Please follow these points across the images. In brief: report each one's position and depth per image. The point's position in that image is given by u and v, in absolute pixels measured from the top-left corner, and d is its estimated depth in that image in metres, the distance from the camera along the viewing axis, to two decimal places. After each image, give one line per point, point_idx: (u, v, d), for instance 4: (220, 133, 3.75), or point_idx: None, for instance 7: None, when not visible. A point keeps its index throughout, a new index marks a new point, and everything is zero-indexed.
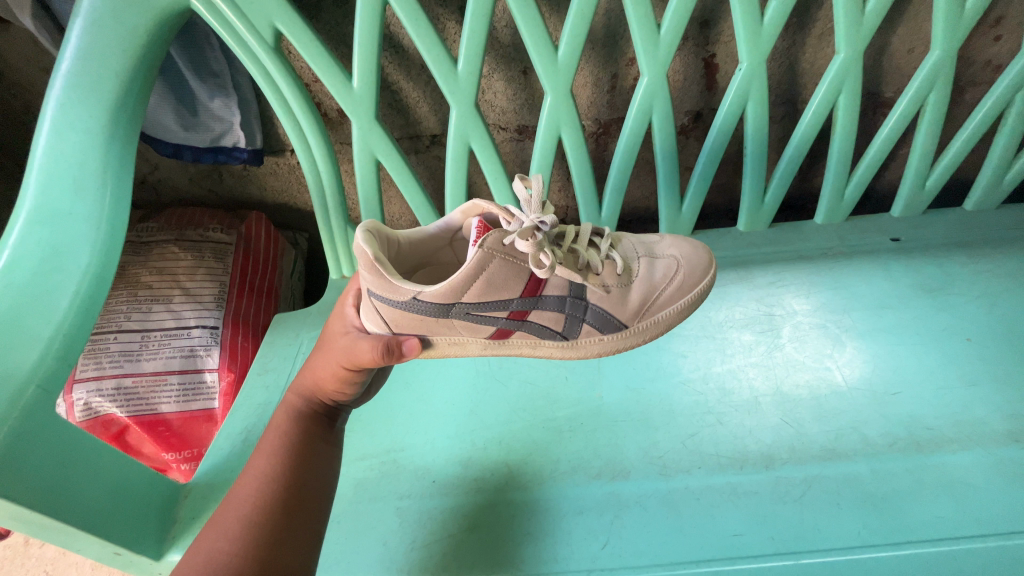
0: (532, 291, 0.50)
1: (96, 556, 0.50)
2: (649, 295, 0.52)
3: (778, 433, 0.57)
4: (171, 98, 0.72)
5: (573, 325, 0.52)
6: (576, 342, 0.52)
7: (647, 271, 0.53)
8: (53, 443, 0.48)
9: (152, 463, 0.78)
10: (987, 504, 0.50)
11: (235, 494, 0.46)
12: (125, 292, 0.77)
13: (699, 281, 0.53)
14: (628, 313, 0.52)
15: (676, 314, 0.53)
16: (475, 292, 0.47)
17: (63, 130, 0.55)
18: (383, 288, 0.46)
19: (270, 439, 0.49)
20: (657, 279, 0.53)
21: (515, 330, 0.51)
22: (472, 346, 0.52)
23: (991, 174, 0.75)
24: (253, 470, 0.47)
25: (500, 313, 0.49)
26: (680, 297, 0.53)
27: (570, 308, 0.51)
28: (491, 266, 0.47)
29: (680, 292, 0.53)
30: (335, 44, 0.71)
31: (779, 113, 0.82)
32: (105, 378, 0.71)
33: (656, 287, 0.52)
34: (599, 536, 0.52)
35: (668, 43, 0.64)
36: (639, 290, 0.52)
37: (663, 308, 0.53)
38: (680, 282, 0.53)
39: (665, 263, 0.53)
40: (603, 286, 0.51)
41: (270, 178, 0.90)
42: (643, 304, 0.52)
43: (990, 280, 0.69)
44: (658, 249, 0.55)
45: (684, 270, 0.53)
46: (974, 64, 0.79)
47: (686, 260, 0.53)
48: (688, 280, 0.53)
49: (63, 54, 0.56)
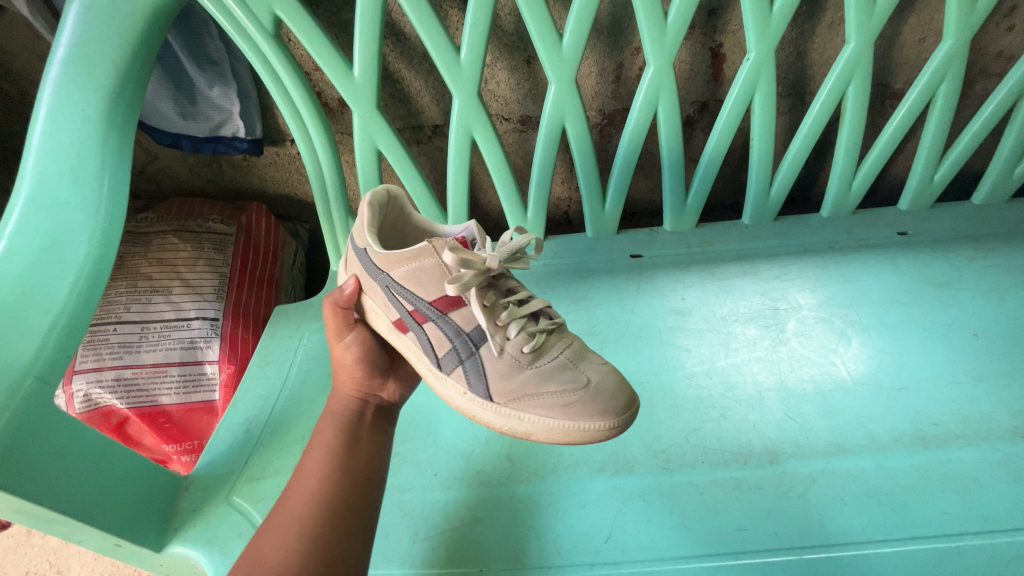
0: (443, 304, 0.47)
1: (97, 547, 0.50)
2: (529, 390, 0.44)
3: (782, 428, 0.57)
4: (169, 87, 0.71)
5: (451, 359, 0.47)
6: (443, 377, 0.47)
7: (548, 371, 0.45)
8: (52, 435, 0.47)
9: (152, 455, 0.77)
10: (994, 500, 0.50)
11: (290, 494, 0.46)
12: (124, 283, 0.76)
13: (593, 413, 0.43)
14: (501, 390, 0.45)
15: (546, 430, 0.44)
16: (401, 273, 0.47)
17: (59, 118, 0.55)
18: (359, 234, 0.50)
19: (316, 444, 0.50)
20: (549, 384, 0.44)
21: (410, 329, 0.48)
22: (380, 322, 0.51)
23: (1001, 167, 0.74)
24: (304, 474, 0.47)
25: (405, 305, 0.47)
26: (561, 414, 0.43)
27: (459, 342, 0.47)
28: (423, 262, 0.46)
29: (562, 408, 0.43)
30: (336, 32, 0.70)
31: (786, 104, 0.81)
32: (104, 370, 0.71)
33: (542, 390, 0.44)
34: (602, 530, 0.52)
35: (675, 31, 0.62)
36: (523, 378, 0.45)
37: (537, 412, 0.44)
38: (573, 401, 0.43)
39: (573, 377, 0.45)
40: (500, 347, 0.46)
41: (270, 168, 0.89)
42: (518, 393, 0.45)
43: (998, 275, 0.69)
44: (589, 364, 0.46)
45: (584, 394, 0.43)
46: (986, 55, 0.77)
47: (604, 393, 0.44)
48: (581, 406, 0.43)
49: (59, 42, 0.55)
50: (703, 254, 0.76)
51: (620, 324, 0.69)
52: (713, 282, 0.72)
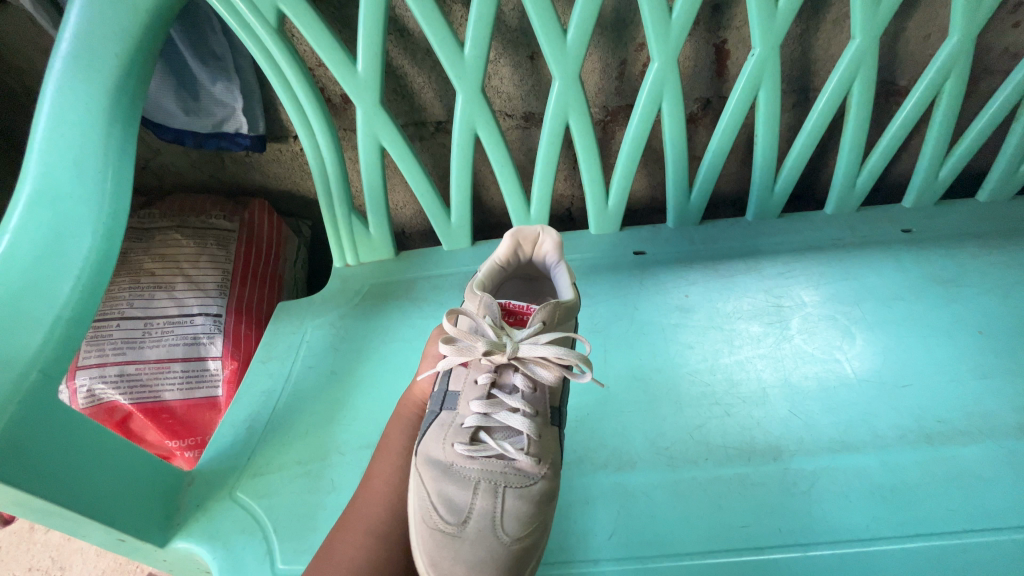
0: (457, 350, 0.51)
1: (101, 542, 0.50)
2: (426, 478, 0.44)
3: (786, 424, 0.57)
4: (172, 82, 0.71)
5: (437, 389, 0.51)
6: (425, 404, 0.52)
7: (451, 477, 0.43)
8: (56, 429, 0.47)
9: (156, 450, 0.77)
10: (999, 497, 0.50)
11: (364, 500, 0.48)
12: (127, 279, 0.76)
13: (446, 542, 0.41)
14: (419, 450, 0.46)
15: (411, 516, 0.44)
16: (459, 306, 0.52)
17: (63, 113, 0.55)
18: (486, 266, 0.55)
19: (387, 451, 0.52)
20: (438, 488, 0.43)
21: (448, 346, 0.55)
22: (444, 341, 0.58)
23: (1006, 164, 0.74)
24: (377, 481, 0.49)
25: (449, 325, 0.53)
26: (418, 518, 0.43)
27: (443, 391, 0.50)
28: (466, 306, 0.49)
29: (425, 509, 0.43)
30: (339, 27, 0.70)
31: (790, 100, 0.81)
32: (108, 365, 0.71)
33: (432, 488, 0.43)
34: (606, 526, 0.52)
35: (680, 26, 0.62)
36: (431, 461, 0.45)
37: (417, 495, 0.44)
38: (442, 526, 0.41)
39: (460, 505, 0.42)
40: (444, 424, 0.47)
41: (273, 164, 0.89)
42: (419, 467, 0.45)
43: (1003, 272, 0.68)
44: (495, 508, 0.42)
45: (446, 528, 0.41)
46: (992, 52, 0.77)
47: (460, 558, 0.40)
48: (435, 535, 0.41)
49: (62, 36, 0.55)
50: (707, 251, 0.76)
51: (624, 321, 0.69)
52: (717, 279, 0.72)
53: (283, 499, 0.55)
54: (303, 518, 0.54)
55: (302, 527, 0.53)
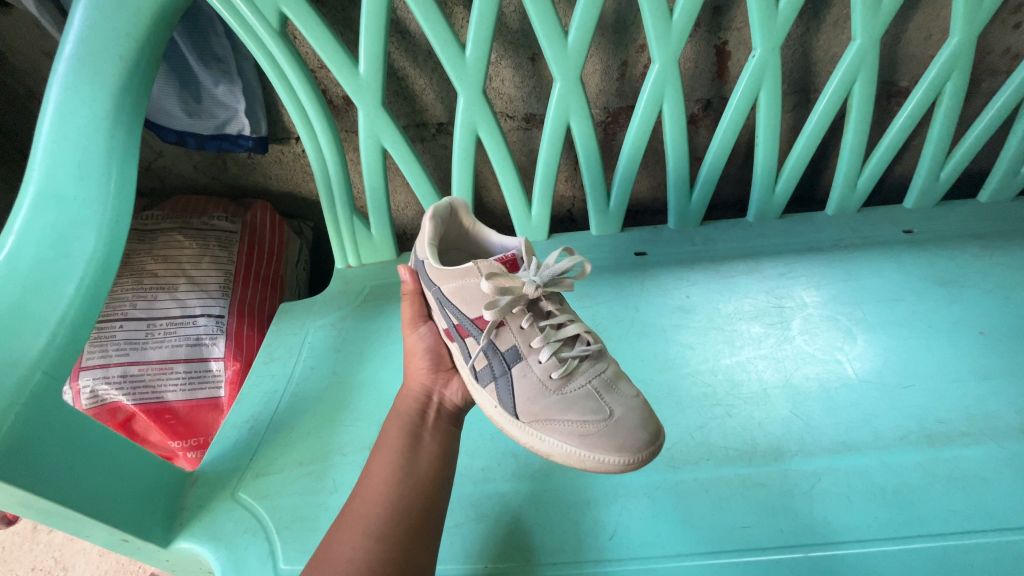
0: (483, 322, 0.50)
1: (105, 542, 0.50)
2: (548, 418, 0.46)
3: (787, 426, 0.57)
4: (174, 84, 0.72)
5: (489, 375, 0.50)
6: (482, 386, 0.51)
7: (571, 395, 0.47)
8: (59, 429, 0.48)
9: (158, 451, 0.77)
10: (1001, 498, 0.50)
11: (360, 500, 0.46)
12: (130, 280, 0.76)
13: (606, 443, 0.44)
14: (524, 407, 0.48)
15: (562, 454, 0.46)
16: (455, 291, 0.51)
17: (67, 116, 0.55)
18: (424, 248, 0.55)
19: (382, 449, 0.50)
20: (570, 411, 0.46)
21: (455, 340, 0.53)
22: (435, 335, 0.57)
23: (1007, 165, 0.74)
24: (373, 477, 0.48)
25: (454, 316, 0.52)
26: (579, 443, 0.45)
27: (496, 363, 0.49)
28: (471, 281, 0.49)
29: (575, 436, 0.45)
30: (341, 29, 0.70)
31: (791, 102, 0.81)
32: (111, 366, 0.71)
33: (564, 414, 0.46)
34: (607, 527, 0.52)
35: (680, 28, 0.62)
36: (547, 399, 0.47)
37: (555, 437, 0.46)
38: (589, 432, 0.45)
39: (595, 408, 0.46)
40: (531, 371, 0.48)
41: (275, 165, 0.89)
42: (539, 413, 0.47)
43: (1004, 272, 0.68)
44: (613, 394, 0.47)
45: (599, 428, 0.45)
46: (992, 53, 0.77)
47: (623, 438, 0.44)
48: (596, 443, 0.44)
49: (65, 39, 0.55)
50: (708, 252, 0.76)
51: (625, 322, 0.69)
52: (718, 280, 0.72)
53: (285, 500, 0.55)
54: (305, 519, 0.54)
55: (303, 527, 0.53)
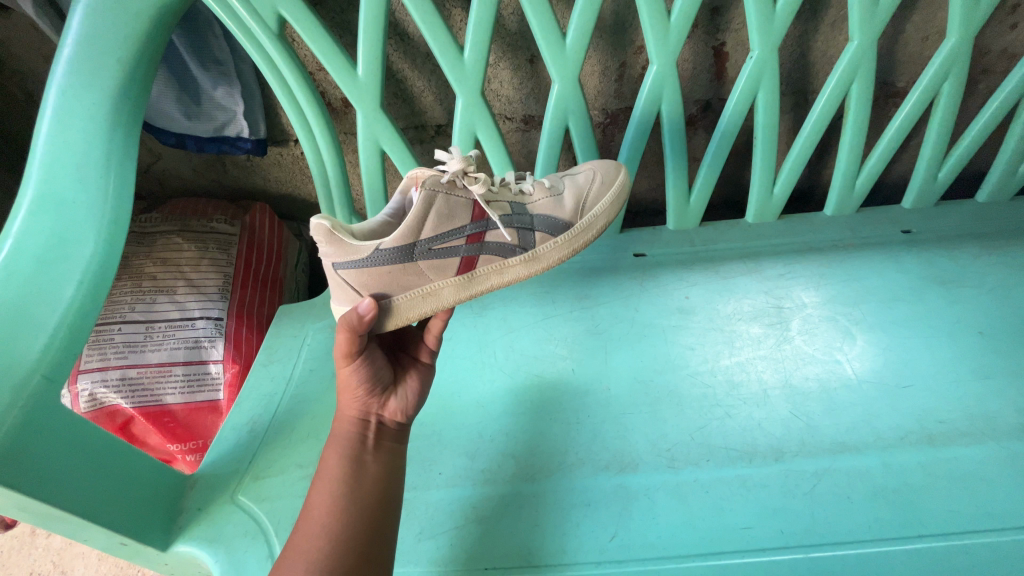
0: (479, 213, 0.53)
1: (104, 545, 0.50)
2: (579, 200, 0.58)
3: (788, 427, 0.57)
4: (173, 87, 0.71)
5: (527, 234, 0.55)
6: (535, 251, 0.56)
7: (571, 181, 0.59)
8: (58, 433, 0.47)
9: (157, 454, 0.77)
10: (1002, 498, 0.49)
11: (301, 533, 0.44)
12: (129, 283, 0.76)
13: (611, 185, 0.59)
14: (568, 211, 0.57)
15: (607, 209, 0.59)
16: (431, 227, 0.50)
17: (66, 120, 0.55)
18: (344, 255, 0.47)
19: (323, 474, 0.47)
20: (581, 182, 0.59)
21: (477, 257, 0.53)
22: (444, 294, 0.53)
23: (1005, 165, 0.74)
24: (315, 505, 0.45)
25: (458, 241, 0.52)
26: (604, 176, 0.59)
27: (518, 220, 0.55)
28: (437, 201, 0.49)
29: (603, 186, 0.59)
30: (340, 32, 0.70)
31: (789, 102, 0.81)
32: (110, 369, 0.71)
33: (583, 188, 0.58)
34: (608, 529, 0.52)
35: (678, 30, 0.63)
36: (570, 193, 0.57)
37: (596, 203, 0.59)
38: (597, 177, 0.59)
39: (584, 174, 0.60)
40: (543, 195, 0.57)
41: (274, 168, 0.89)
42: (577, 203, 0.57)
43: (1003, 272, 0.69)
44: (573, 172, 0.62)
45: (600, 172, 0.60)
46: (989, 53, 0.77)
47: (608, 168, 0.61)
48: (604, 177, 0.60)
49: (64, 43, 0.55)
50: (707, 253, 0.76)
51: (625, 322, 0.69)
52: (717, 280, 0.72)
53: (285, 502, 0.55)
54: None
55: None
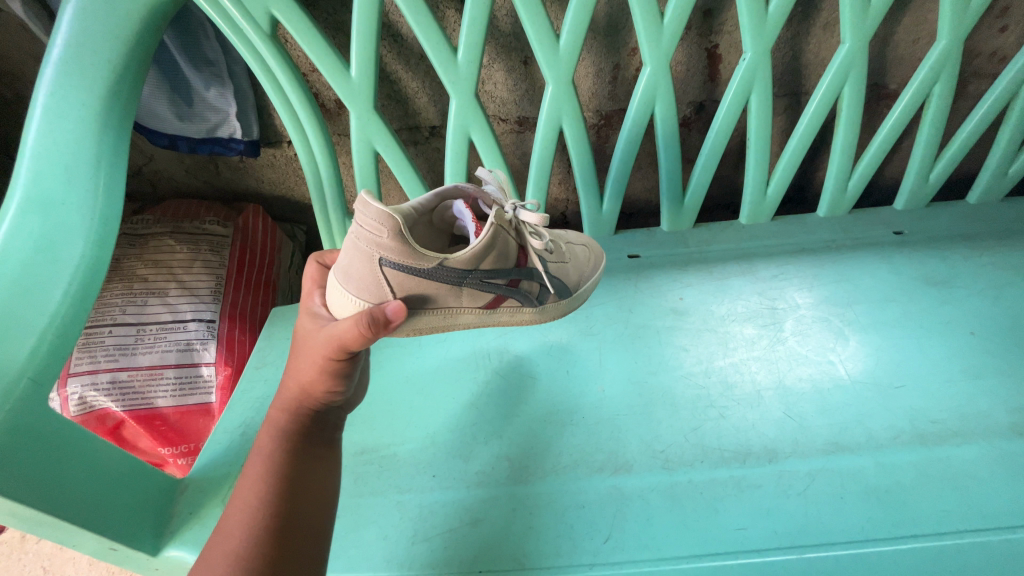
0: (523, 261, 0.53)
1: (92, 551, 0.49)
2: (582, 273, 0.62)
3: (781, 427, 0.57)
4: (165, 88, 0.71)
5: (545, 293, 0.57)
6: (544, 308, 0.58)
7: (576, 251, 0.62)
8: (45, 437, 0.47)
9: (148, 458, 0.76)
10: (994, 498, 0.50)
11: (233, 511, 0.43)
12: (120, 284, 0.76)
13: (597, 268, 0.65)
14: (573, 282, 0.61)
15: (595, 281, 0.64)
16: (489, 263, 0.48)
17: (54, 121, 0.54)
18: (396, 253, 0.42)
19: (258, 458, 0.46)
20: (582, 255, 0.63)
21: (506, 298, 0.53)
22: (465, 318, 0.51)
23: (995, 166, 0.75)
24: (247, 487, 0.44)
25: (501, 280, 0.51)
26: (597, 258, 0.66)
27: (546, 279, 0.56)
28: (502, 238, 0.48)
29: (595, 266, 0.65)
30: (333, 33, 0.70)
31: (782, 104, 0.82)
32: (100, 372, 0.70)
33: (585, 263, 0.63)
34: (602, 531, 0.51)
35: (671, 32, 0.63)
36: (578, 265, 0.61)
37: (590, 279, 0.64)
38: (591, 254, 0.65)
39: (582, 248, 0.64)
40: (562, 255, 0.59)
41: (267, 169, 0.89)
42: (581, 276, 0.61)
43: (993, 273, 0.69)
44: (571, 237, 0.65)
45: (593, 254, 0.66)
46: (979, 56, 0.78)
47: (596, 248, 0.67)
48: (596, 257, 0.66)
49: (53, 43, 0.55)
50: (700, 254, 0.76)
51: (619, 324, 0.69)
52: (711, 281, 0.73)
53: None
54: None
55: None
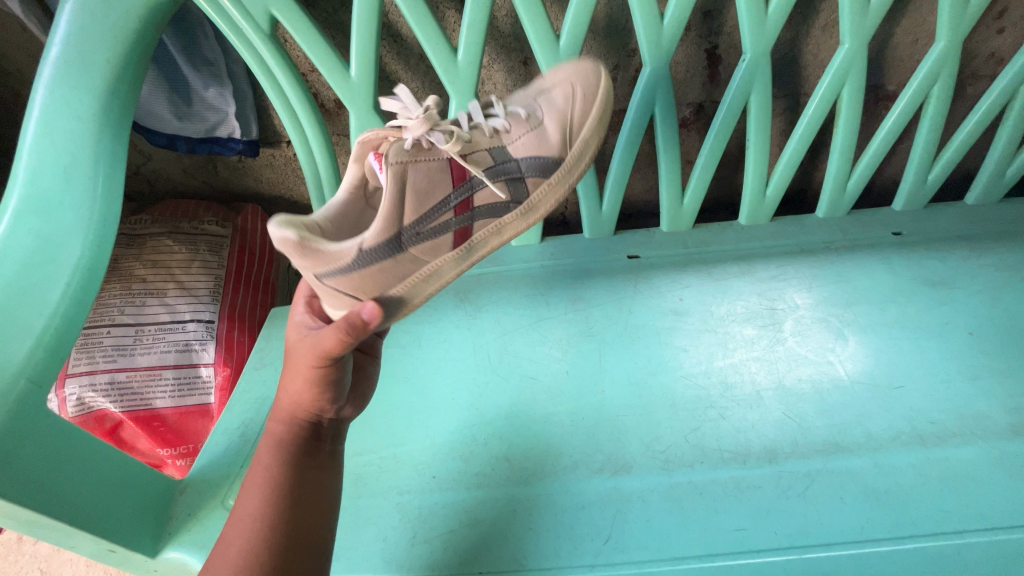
0: (461, 177, 0.50)
1: (92, 553, 0.49)
2: (564, 114, 0.52)
3: (781, 428, 0.57)
4: (164, 87, 0.71)
5: (517, 182, 0.52)
6: (530, 200, 0.53)
7: (549, 104, 0.53)
8: (44, 439, 0.47)
9: (147, 459, 0.76)
10: (993, 498, 0.50)
11: (234, 523, 0.43)
12: (118, 285, 0.75)
13: (598, 90, 0.53)
14: (556, 142, 0.52)
15: (591, 136, 0.53)
16: (411, 207, 0.47)
17: (53, 121, 0.54)
18: (317, 261, 0.43)
19: (257, 471, 0.46)
20: (560, 102, 0.53)
21: (472, 225, 0.52)
22: (446, 268, 0.51)
23: (993, 168, 0.75)
24: (247, 501, 0.44)
25: (447, 215, 0.50)
26: (584, 85, 0.53)
27: (505, 168, 0.51)
28: (410, 176, 0.46)
29: (587, 101, 0.53)
30: (333, 32, 0.70)
31: (781, 105, 0.82)
32: (98, 373, 0.70)
33: (564, 107, 0.52)
34: (601, 532, 0.51)
35: (671, 33, 0.63)
36: (550, 114, 0.52)
37: (584, 121, 0.52)
38: (573, 91, 0.53)
39: (560, 92, 0.53)
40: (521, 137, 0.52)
41: (266, 169, 0.88)
42: (562, 125, 0.52)
43: (992, 274, 0.69)
44: (546, 83, 0.56)
45: (577, 85, 0.53)
46: (977, 57, 0.78)
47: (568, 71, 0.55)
48: (588, 109, 0.53)
49: (52, 41, 0.54)
50: (700, 255, 0.77)
51: (619, 324, 0.69)
52: (710, 282, 0.73)
53: None
54: None
55: None
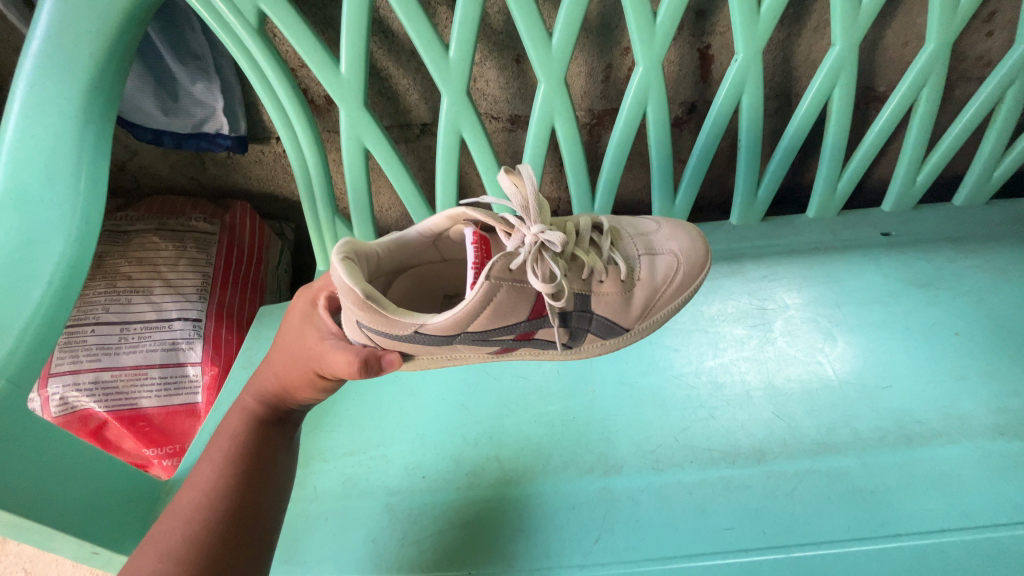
0: (539, 312, 0.52)
1: (73, 555, 0.48)
2: (654, 296, 0.56)
3: (770, 428, 0.57)
4: (150, 82, 0.70)
5: (579, 331, 0.56)
6: (579, 348, 0.58)
7: (650, 273, 0.55)
8: (23, 440, 0.46)
9: (133, 459, 0.74)
10: (978, 499, 0.50)
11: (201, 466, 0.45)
12: (103, 283, 0.74)
13: (693, 279, 0.56)
14: (631, 317, 0.56)
15: (668, 312, 0.58)
16: (482, 321, 0.49)
17: (33, 116, 0.53)
18: (368, 317, 0.44)
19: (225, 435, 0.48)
20: (659, 280, 0.55)
21: (519, 345, 0.55)
22: (471, 357, 0.55)
23: (981, 170, 0.76)
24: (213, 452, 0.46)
25: (508, 335, 0.52)
26: (686, 272, 0.56)
27: (577, 319, 0.55)
28: (500, 293, 0.48)
29: (679, 290, 0.56)
30: (322, 27, 0.69)
31: (772, 105, 0.82)
32: (81, 372, 0.69)
33: (658, 289, 0.56)
34: (592, 531, 0.52)
35: (664, 33, 0.63)
36: (642, 295, 0.55)
37: (662, 307, 0.57)
38: (676, 266, 0.56)
39: (665, 260, 0.56)
40: (609, 296, 0.54)
41: (255, 166, 0.87)
42: (645, 306, 0.56)
43: (978, 275, 0.70)
44: (657, 242, 0.58)
45: (683, 267, 0.56)
46: (966, 60, 0.79)
47: (679, 237, 0.58)
48: (677, 293, 0.57)
49: (33, 33, 0.53)
50: None
51: None
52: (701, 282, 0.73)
53: None
54: (286, 527, 0.54)
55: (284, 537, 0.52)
